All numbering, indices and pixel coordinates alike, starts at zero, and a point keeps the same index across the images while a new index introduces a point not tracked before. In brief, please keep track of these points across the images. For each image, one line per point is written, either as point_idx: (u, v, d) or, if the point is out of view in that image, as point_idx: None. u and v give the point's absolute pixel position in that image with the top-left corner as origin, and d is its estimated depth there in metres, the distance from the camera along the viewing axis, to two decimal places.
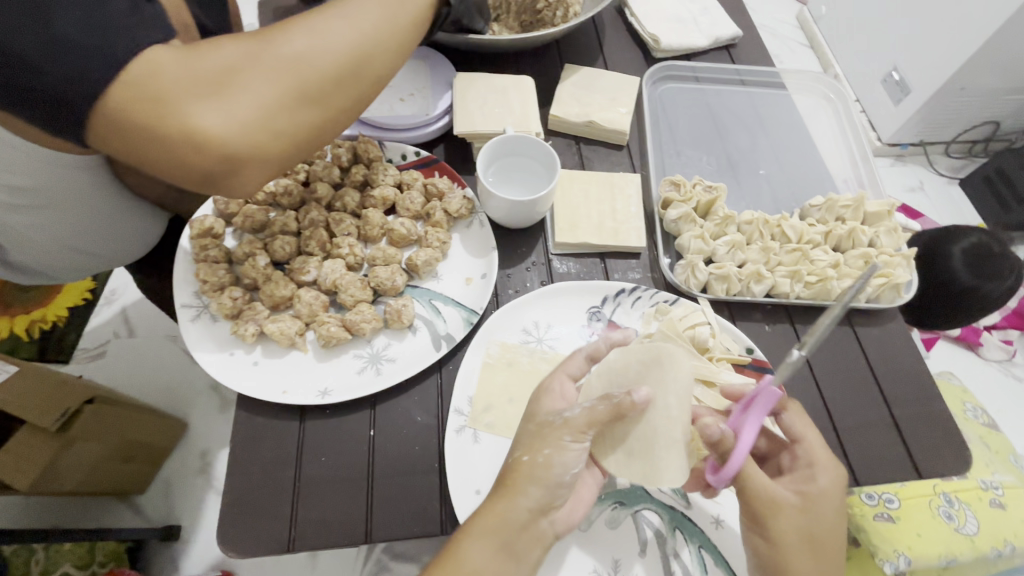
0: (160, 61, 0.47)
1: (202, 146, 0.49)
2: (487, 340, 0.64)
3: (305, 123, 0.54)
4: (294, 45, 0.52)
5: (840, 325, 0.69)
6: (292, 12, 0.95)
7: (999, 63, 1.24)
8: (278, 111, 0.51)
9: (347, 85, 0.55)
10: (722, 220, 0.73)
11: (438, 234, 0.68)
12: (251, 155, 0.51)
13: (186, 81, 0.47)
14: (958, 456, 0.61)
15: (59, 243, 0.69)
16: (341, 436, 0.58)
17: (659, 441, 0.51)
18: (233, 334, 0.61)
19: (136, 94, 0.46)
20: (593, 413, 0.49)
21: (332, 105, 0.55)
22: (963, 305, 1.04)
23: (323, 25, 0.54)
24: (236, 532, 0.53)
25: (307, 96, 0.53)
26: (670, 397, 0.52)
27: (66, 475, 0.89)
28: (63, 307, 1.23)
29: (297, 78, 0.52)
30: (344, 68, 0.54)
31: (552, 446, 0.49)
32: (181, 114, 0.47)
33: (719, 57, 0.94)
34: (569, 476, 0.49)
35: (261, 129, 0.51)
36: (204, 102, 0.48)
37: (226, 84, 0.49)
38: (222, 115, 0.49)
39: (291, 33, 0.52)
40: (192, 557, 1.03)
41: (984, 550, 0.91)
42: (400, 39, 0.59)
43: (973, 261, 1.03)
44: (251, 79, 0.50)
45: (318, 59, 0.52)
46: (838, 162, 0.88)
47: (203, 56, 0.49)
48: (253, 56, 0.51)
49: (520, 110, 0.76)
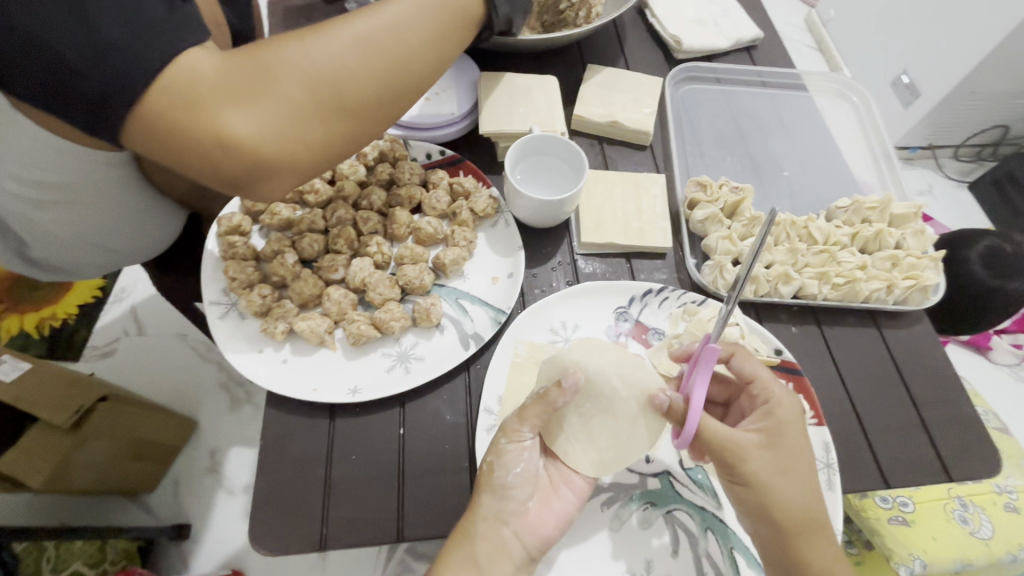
0: (198, 66, 0.47)
1: (235, 152, 0.48)
2: (515, 340, 0.64)
3: (338, 132, 0.53)
4: (329, 51, 0.51)
5: (866, 327, 0.69)
6: (311, 11, 0.95)
7: (1011, 67, 1.24)
8: (311, 119, 0.51)
9: (380, 95, 0.54)
10: (749, 221, 0.73)
11: (465, 233, 0.68)
12: (282, 162, 0.51)
13: (222, 88, 0.47)
14: (987, 458, 0.61)
15: (83, 240, 0.69)
16: (371, 435, 0.58)
17: (620, 428, 0.57)
18: (263, 332, 0.61)
19: (172, 99, 0.46)
20: (524, 410, 0.54)
21: (365, 113, 0.54)
22: (982, 307, 1.04)
23: (360, 32, 0.53)
24: (267, 530, 0.52)
25: (340, 105, 0.52)
26: (613, 376, 0.57)
27: (79, 473, 0.89)
28: (74, 304, 1.23)
29: (331, 86, 0.51)
30: (378, 78, 0.53)
31: (492, 452, 0.53)
32: (216, 120, 0.47)
33: (739, 58, 0.94)
34: (512, 477, 0.53)
35: (293, 137, 0.51)
36: (238, 108, 0.48)
37: (261, 90, 0.49)
38: (255, 121, 0.48)
39: (328, 40, 0.52)
40: (203, 556, 1.02)
41: (999, 555, 0.89)
42: (436, 47, 0.58)
43: (991, 264, 1.03)
44: (286, 86, 0.50)
45: (354, 68, 0.52)
46: (861, 163, 0.88)
47: (239, 62, 0.49)
48: (289, 62, 0.50)
49: (544, 109, 0.76)
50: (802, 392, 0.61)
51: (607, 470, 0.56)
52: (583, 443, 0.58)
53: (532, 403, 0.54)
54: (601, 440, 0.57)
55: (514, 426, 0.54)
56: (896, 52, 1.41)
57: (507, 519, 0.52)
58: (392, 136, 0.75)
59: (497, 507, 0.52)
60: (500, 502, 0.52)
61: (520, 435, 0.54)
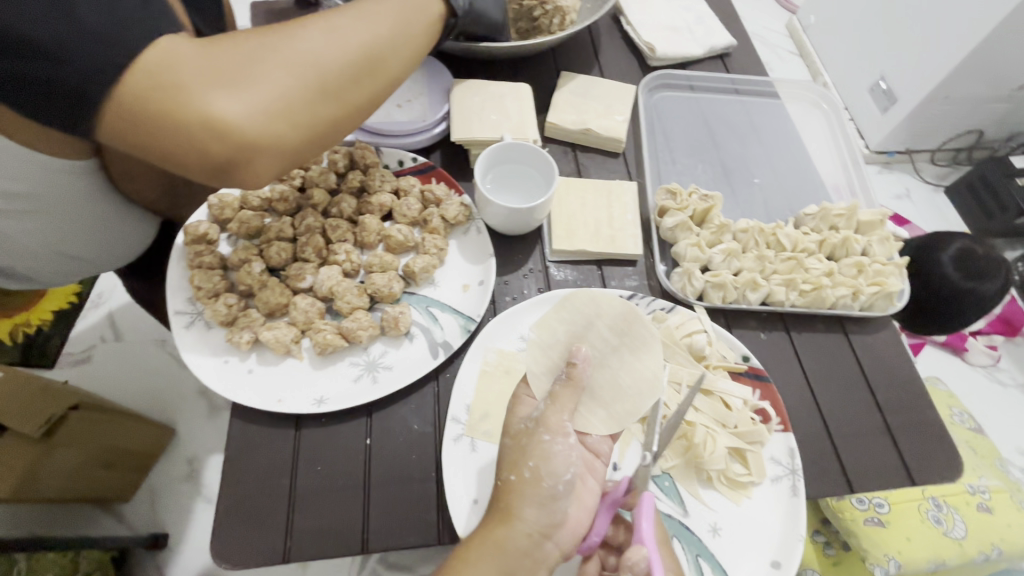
0: (178, 52, 0.46)
1: (220, 133, 0.46)
2: (483, 348, 0.64)
3: (323, 115, 0.52)
4: (312, 39, 0.51)
5: (833, 332, 0.70)
6: (285, 15, 0.94)
7: (986, 73, 1.25)
8: (296, 101, 0.50)
9: (363, 81, 0.54)
10: (718, 229, 0.74)
11: (436, 241, 0.68)
12: (267, 144, 0.49)
13: (203, 71, 0.46)
14: (949, 463, 0.62)
15: (49, 247, 0.67)
16: (337, 444, 0.57)
17: (622, 378, 0.54)
18: (228, 342, 0.60)
19: (151, 82, 0.44)
20: (557, 398, 0.52)
21: (350, 98, 0.54)
22: (955, 309, 1.06)
23: (343, 22, 0.53)
24: (230, 543, 0.52)
25: (325, 89, 0.51)
26: (603, 328, 0.56)
27: (46, 481, 0.87)
28: (47, 311, 1.19)
29: (316, 70, 0.50)
30: (360, 63, 0.53)
31: (535, 458, 0.50)
32: (197, 101, 0.45)
33: (713, 66, 0.95)
34: (563, 485, 0.50)
35: (278, 119, 0.49)
36: (220, 90, 0.46)
37: (245, 73, 0.47)
38: (239, 102, 0.47)
39: (308, 29, 0.52)
40: (179, 566, 1.01)
41: (972, 555, 0.91)
42: (416, 42, 0.59)
43: (962, 266, 1.04)
44: (270, 69, 0.49)
45: (339, 53, 0.52)
46: (832, 170, 0.89)
47: (220, 48, 0.48)
48: (272, 49, 0.49)
49: (516, 116, 0.76)
50: (769, 399, 0.62)
51: (620, 425, 0.53)
52: (590, 407, 0.54)
53: (562, 388, 0.53)
54: (606, 398, 0.54)
55: (556, 418, 0.52)
56: (873, 58, 1.43)
57: (550, 535, 0.49)
58: (363, 143, 0.75)
59: (543, 521, 0.49)
60: (546, 517, 0.49)
61: (564, 430, 0.52)
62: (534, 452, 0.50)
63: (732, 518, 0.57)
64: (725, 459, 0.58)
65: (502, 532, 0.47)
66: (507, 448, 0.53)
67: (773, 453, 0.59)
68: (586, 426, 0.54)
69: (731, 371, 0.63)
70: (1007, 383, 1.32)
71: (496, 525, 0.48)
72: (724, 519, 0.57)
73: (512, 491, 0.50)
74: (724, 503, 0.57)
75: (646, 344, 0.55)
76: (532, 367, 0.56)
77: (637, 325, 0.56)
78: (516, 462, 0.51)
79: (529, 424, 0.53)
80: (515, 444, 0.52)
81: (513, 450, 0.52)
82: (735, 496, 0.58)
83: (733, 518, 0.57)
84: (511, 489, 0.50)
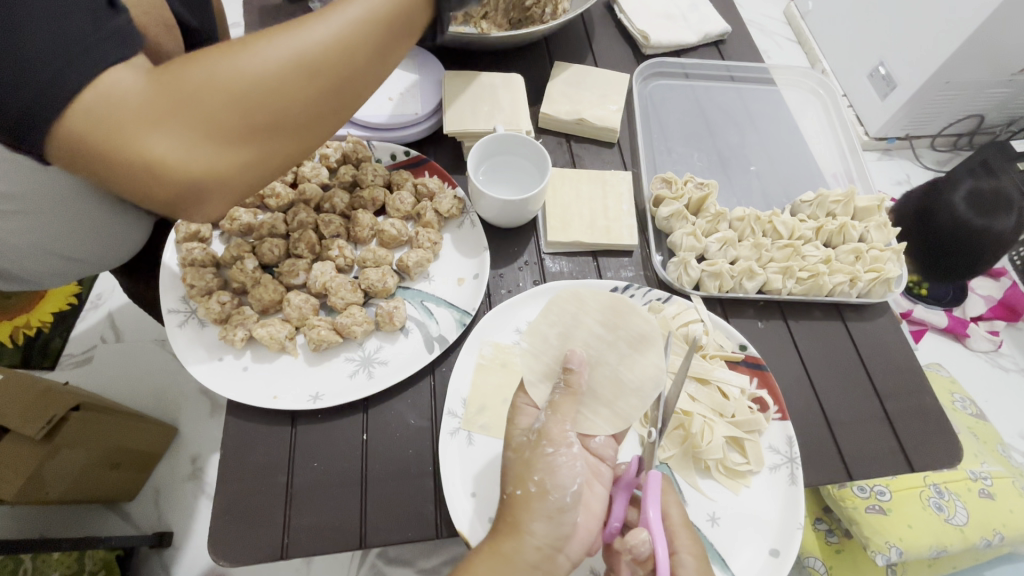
0: (122, 86, 0.43)
1: (167, 174, 0.45)
2: (480, 341, 0.63)
3: (276, 149, 0.51)
4: (270, 67, 0.47)
5: (832, 321, 0.70)
6: (275, 11, 0.93)
7: (986, 56, 1.23)
8: (246, 139, 0.48)
9: (322, 117, 0.52)
10: (713, 218, 0.74)
11: (430, 235, 0.68)
12: (216, 180, 0.48)
13: (152, 109, 0.44)
14: (949, 448, 0.62)
15: (37, 247, 0.64)
16: (333, 440, 0.57)
17: (623, 374, 0.53)
18: (222, 339, 0.60)
19: (94, 121, 0.42)
20: (556, 408, 0.50)
21: (304, 130, 0.52)
22: (977, 247, 1.06)
23: (302, 43, 0.49)
24: (226, 539, 0.52)
25: (281, 127, 0.49)
26: (593, 323, 0.54)
27: (53, 483, 0.85)
28: (48, 312, 1.18)
29: (270, 105, 0.48)
30: (319, 101, 0.50)
31: (542, 471, 0.49)
32: (145, 144, 0.44)
33: (707, 53, 0.94)
34: (570, 496, 0.48)
35: (227, 157, 0.48)
36: (165, 131, 0.44)
37: (193, 109, 0.45)
38: (187, 146, 0.45)
39: (266, 54, 0.47)
40: (183, 566, 0.99)
41: (973, 541, 0.90)
42: (383, 57, 0.54)
43: (975, 204, 1.06)
44: (218, 104, 0.45)
45: (296, 84, 0.48)
46: (828, 156, 0.89)
47: (166, 79, 0.45)
48: (220, 78, 0.46)
49: (509, 107, 0.76)
50: (766, 387, 0.61)
51: (626, 422, 0.52)
52: (592, 408, 0.53)
53: (562, 397, 0.50)
54: (608, 396, 0.53)
55: (558, 429, 0.50)
56: (873, 44, 1.41)
57: (562, 548, 0.48)
58: (355, 137, 0.74)
59: (552, 534, 0.47)
60: (554, 530, 0.48)
61: (568, 440, 0.50)
62: (540, 465, 0.49)
63: (732, 510, 0.56)
64: (723, 449, 0.58)
65: (511, 546, 0.46)
66: (511, 461, 0.51)
67: (771, 441, 0.59)
68: (589, 428, 0.53)
69: (729, 361, 0.63)
70: (1008, 368, 1.31)
71: (504, 539, 0.47)
72: (724, 509, 0.56)
73: (520, 504, 0.48)
74: (722, 492, 0.57)
75: (645, 338, 0.53)
76: (527, 374, 0.54)
77: (625, 315, 0.54)
78: (522, 476, 0.49)
79: (531, 435, 0.50)
80: (519, 458, 0.50)
81: (519, 464, 0.50)
82: (732, 485, 0.57)
83: (732, 507, 0.56)
84: (518, 502, 0.48)
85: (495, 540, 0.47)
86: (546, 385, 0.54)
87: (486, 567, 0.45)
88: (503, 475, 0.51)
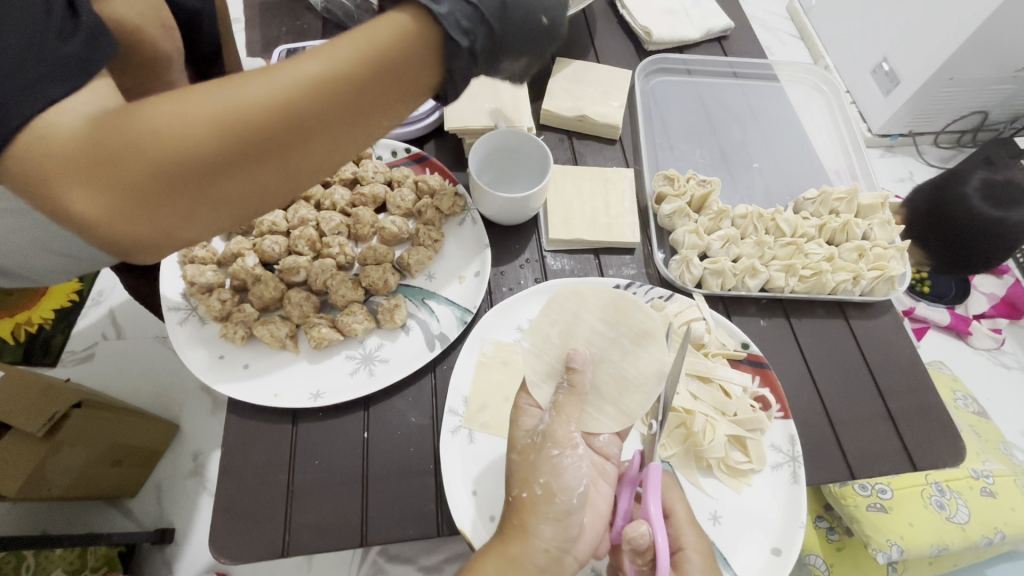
0: (49, 133, 0.33)
1: (98, 236, 0.36)
2: (481, 339, 0.63)
3: (244, 207, 0.39)
4: (229, 121, 0.34)
5: (834, 318, 0.70)
6: (275, 9, 0.92)
7: (990, 53, 1.22)
8: (189, 206, 0.36)
9: (305, 173, 0.40)
10: (716, 215, 0.74)
11: (431, 232, 0.67)
12: (154, 244, 0.38)
13: (76, 163, 0.33)
14: (952, 447, 0.62)
15: None
16: (334, 438, 0.57)
17: (626, 369, 0.53)
18: (222, 337, 0.60)
19: (15, 173, 0.33)
20: (559, 407, 0.50)
21: (280, 187, 0.40)
22: (995, 240, 1.04)
23: (272, 91, 0.35)
24: (228, 537, 0.52)
25: (246, 189, 0.38)
26: (594, 320, 0.54)
27: (54, 480, 0.85)
28: (49, 309, 1.18)
29: (220, 173, 0.35)
30: (299, 157, 0.38)
31: (547, 473, 0.48)
32: (69, 205, 0.34)
33: (710, 49, 0.93)
34: (577, 498, 0.48)
35: (169, 221, 0.37)
36: (93, 192, 0.34)
37: (120, 173, 0.33)
38: (118, 210, 0.34)
39: (229, 102, 0.34)
40: (183, 563, 0.99)
41: (974, 539, 0.90)
42: (383, 109, 0.40)
43: (990, 196, 1.04)
44: (163, 166, 0.34)
45: (258, 147, 0.36)
46: (831, 153, 0.88)
47: (102, 124, 0.34)
48: (159, 132, 0.33)
49: (510, 103, 0.75)
50: (768, 385, 0.61)
51: (631, 419, 0.52)
52: (596, 406, 0.52)
53: (565, 397, 0.50)
54: (612, 393, 0.52)
55: (564, 431, 0.50)
56: (877, 40, 1.40)
57: (569, 549, 0.48)
58: None
59: (559, 536, 0.47)
60: (562, 532, 0.47)
61: (573, 442, 0.49)
62: (544, 468, 0.48)
63: (735, 508, 0.56)
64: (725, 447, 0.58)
65: (518, 549, 0.46)
66: (516, 463, 0.50)
67: (773, 440, 0.59)
68: (594, 427, 0.52)
69: (731, 359, 0.63)
70: (1011, 366, 1.30)
71: (512, 541, 0.47)
72: (726, 508, 0.56)
73: (526, 507, 0.48)
74: (725, 491, 0.57)
75: (647, 334, 0.53)
76: (529, 374, 0.54)
77: (628, 311, 0.54)
78: (527, 479, 0.48)
79: (536, 438, 0.50)
80: (523, 460, 0.50)
81: (523, 466, 0.49)
82: (735, 483, 0.57)
83: (734, 506, 0.56)
84: (524, 505, 0.48)
85: (504, 544, 0.47)
86: (549, 385, 0.53)
87: (495, 567, 0.45)
88: (508, 478, 0.51)
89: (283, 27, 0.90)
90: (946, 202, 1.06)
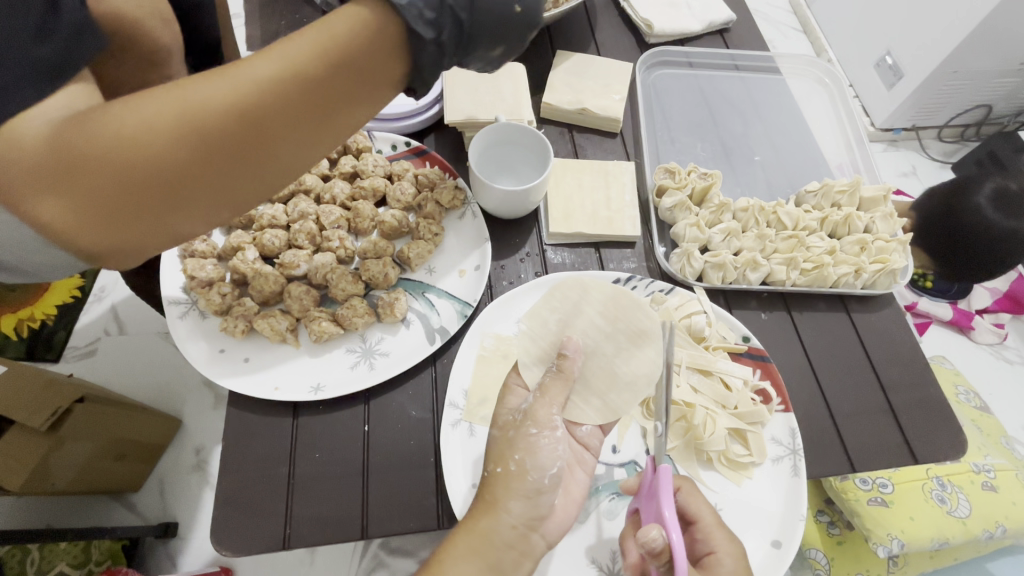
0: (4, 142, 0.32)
1: (71, 245, 0.35)
2: (481, 333, 0.63)
3: (215, 213, 0.38)
4: (185, 127, 0.32)
5: (835, 311, 0.70)
6: (276, 3, 0.92)
7: (994, 45, 1.21)
8: (157, 215, 0.35)
9: (274, 176, 0.38)
10: (717, 208, 0.73)
11: (430, 226, 0.67)
12: (129, 251, 0.37)
13: (38, 176, 0.32)
14: (952, 440, 0.62)
15: None
16: (334, 432, 0.57)
17: (618, 365, 0.52)
18: (222, 330, 0.60)
19: None
20: (546, 390, 0.50)
21: (250, 192, 0.38)
22: (1004, 251, 1.03)
23: (228, 93, 0.33)
24: (228, 530, 0.52)
25: (213, 196, 0.36)
26: (594, 313, 0.54)
27: (57, 475, 0.85)
28: (53, 305, 1.18)
29: (184, 179, 0.34)
30: (264, 161, 0.36)
31: (521, 451, 0.48)
32: (37, 217, 0.33)
33: (712, 42, 0.92)
34: (549, 478, 0.48)
35: (137, 231, 0.36)
36: (57, 204, 0.33)
37: (82, 182, 0.32)
38: (82, 222, 0.34)
39: (183, 107, 0.32)
40: (186, 558, 0.99)
41: (975, 533, 0.90)
42: (352, 105, 0.37)
43: (1001, 207, 1.03)
44: (121, 177, 0.32)
45: (219, 153, 0.34)
46: (833, 146, 0.88)
47: (60, 133, 0.32)
48: (114, 141, 0.32)
49: (510, 96, 0.75)
50: (769, 378, 0.61)
51: (617, 414, 0.52)
52: (584, 397, 0.53)
53: (552, 379, 0.51)
54: (602, 387, 0.52)
55: (545, 411, 0.50)
56: (880, 33, 1.39)
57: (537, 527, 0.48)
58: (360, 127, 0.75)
59: (528, 513, 0.47)
60: (531, 510, 0.47)
61: (553, 423, 0.50)
62: (521, 445, 0.49)
63: (737, 503, 0.56)
64: (726, 440, 0.58)
65: (487, 523, 0.46)
66: (495, 439, 0.50)
67: (774, 433, 0.59)
68: (578, 417, 0.52)
69: (732, 352, 0.63)
70: (1014, 360, 1.30)
71: (482, 515, 0.46)
72: (727, 502, 0.56)
73: (498, 482, 0.48)
74: (725, 484, 0.57)
75: (642, 324, 0.53)
76: (523, 357, 0.54)
77: (626, 307, 0.54)
78: (502, 454, 0.49)
79: (517, 415, 0.50)
80: (501, 436, 0.50)
81: (501, 442, 0.49)
82: (735, 476, 0.57)
83: (735, 498, 0.56)
84: (497, 480, 0.48)
85: (472, 518, 0.46)
86: (540, 369, 0.54)
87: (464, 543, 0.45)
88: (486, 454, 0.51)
89: (283, 20, 0.90)
90: (958, 215, 1.04)
